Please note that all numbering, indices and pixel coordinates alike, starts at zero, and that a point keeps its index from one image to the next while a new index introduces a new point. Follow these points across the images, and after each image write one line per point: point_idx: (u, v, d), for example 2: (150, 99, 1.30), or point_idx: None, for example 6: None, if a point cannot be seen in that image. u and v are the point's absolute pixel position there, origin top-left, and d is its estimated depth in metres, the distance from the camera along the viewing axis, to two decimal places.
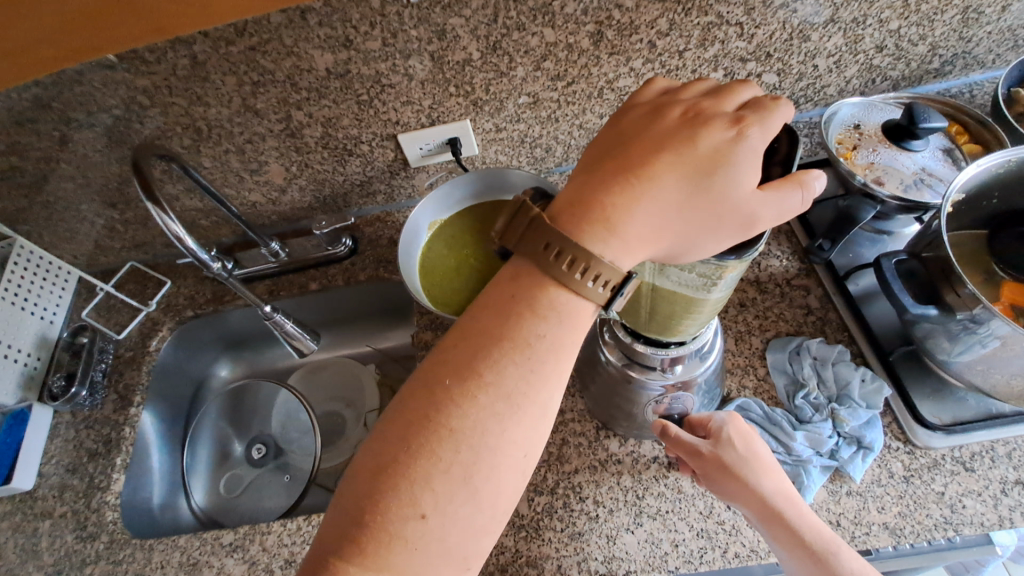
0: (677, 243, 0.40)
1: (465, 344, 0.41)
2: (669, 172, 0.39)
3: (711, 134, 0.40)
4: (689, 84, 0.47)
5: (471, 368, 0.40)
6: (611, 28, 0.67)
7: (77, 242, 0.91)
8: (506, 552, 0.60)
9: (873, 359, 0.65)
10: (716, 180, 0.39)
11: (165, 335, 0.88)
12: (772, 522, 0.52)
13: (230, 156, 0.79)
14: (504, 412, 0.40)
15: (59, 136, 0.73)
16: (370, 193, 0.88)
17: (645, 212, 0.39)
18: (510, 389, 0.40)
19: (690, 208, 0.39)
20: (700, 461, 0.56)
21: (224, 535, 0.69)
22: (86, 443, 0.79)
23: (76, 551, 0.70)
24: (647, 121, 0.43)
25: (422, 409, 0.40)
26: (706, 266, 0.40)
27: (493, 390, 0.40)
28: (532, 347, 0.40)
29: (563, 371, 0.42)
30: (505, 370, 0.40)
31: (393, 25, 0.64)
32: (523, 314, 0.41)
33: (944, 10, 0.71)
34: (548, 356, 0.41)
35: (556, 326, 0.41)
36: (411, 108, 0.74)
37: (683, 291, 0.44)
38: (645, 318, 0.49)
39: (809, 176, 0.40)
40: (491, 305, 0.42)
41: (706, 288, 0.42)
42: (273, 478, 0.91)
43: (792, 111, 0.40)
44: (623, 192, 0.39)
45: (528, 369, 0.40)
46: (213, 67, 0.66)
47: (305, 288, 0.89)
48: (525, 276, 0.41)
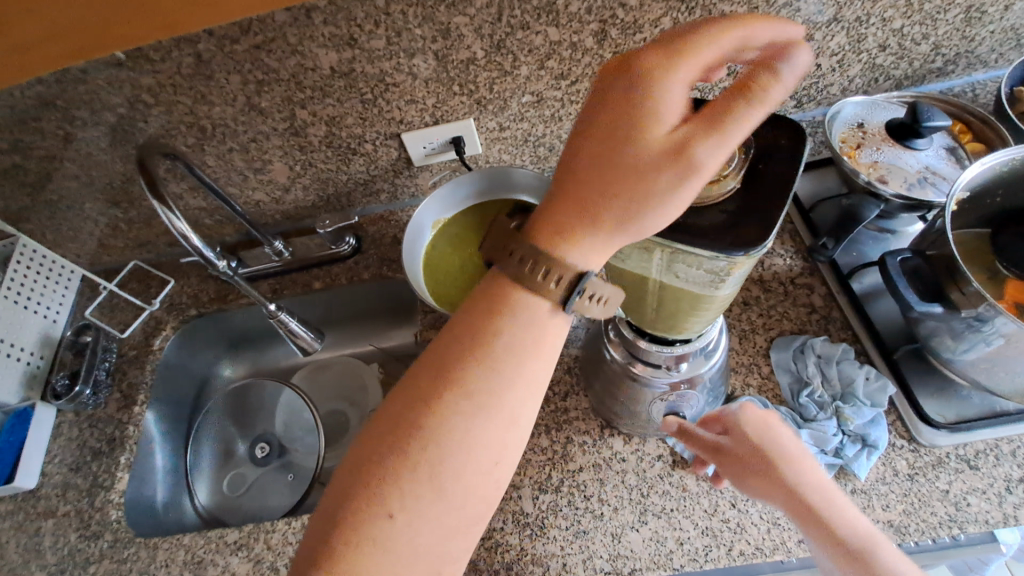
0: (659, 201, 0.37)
1: (436, 347, 0.43)
2: (618, 142, 0.38)
3: (629, 96, 0.38)
4: None
5: (440, 370, 0.42)
6: (615, 26, 0.67)
7: (80, 241, 0.91)
8: (511, 549, 0.61)
9: (877, 357, 0.65)
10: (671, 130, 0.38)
11: (168, 334, 0.89)
12: (804, 519, 0.51)
13: (234, 155, 0.79)
14: (470, 411, 0.41)
15: (64, 135, 0.74)
16: (373, 192, 0.88)
17: (614, 191, 0.38)
18: (475, 390, 0.41)
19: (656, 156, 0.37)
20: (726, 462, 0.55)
21: (229, 533, 0.69)
22: (90, 442, 0.79)
23: (80, 550, 0.70)
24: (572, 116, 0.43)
25: (397, 410, 0.42)
26: (715, 263, 0.39)
27: (458, 391, 0.41)
28: (497, 349, 0.42)
29: (532, 373, 0.43)
30: (469, 372, 0.42)
31: (397, 24, 0.64)
32: (487, 317, 0.42)
33: (948, 9, 0.71)
34: (513, 357, 0.42)
35: (517, 328, 0.42)
36: (415, 106, 0.75)
37: (690, 287, 0.43)
38: (651, 314, 0.49)
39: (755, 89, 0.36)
40: (463, 310, 0.44)
41: (714, 283, 0.42)
42: (276, 477, 0.91)
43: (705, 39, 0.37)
44: (582, 183, 0.39)
45: (495, 371, 0.42)
46: (217, 66, 0.66)
47: (309, 287, 0.89)
48: (495, 287, 0.43)
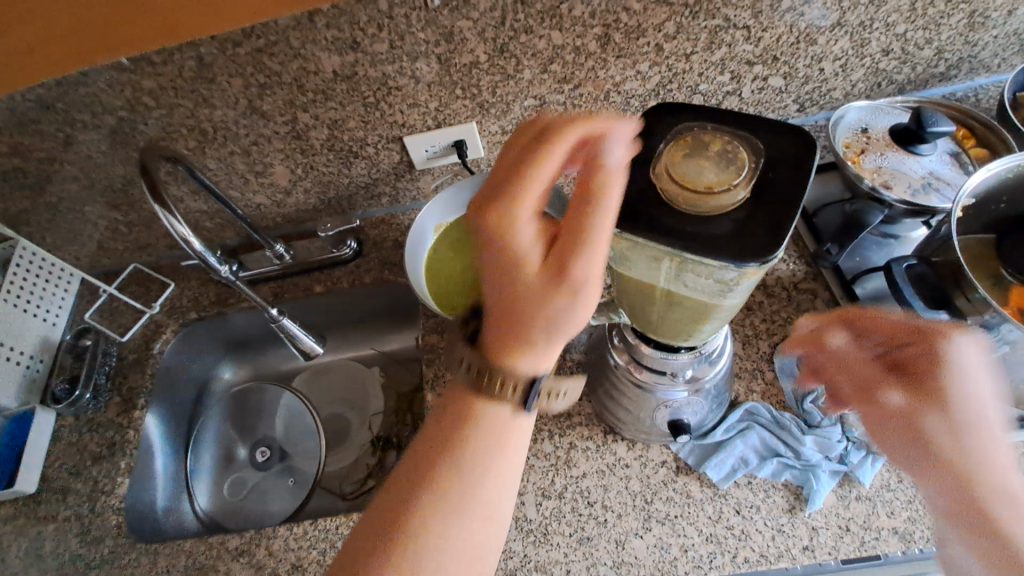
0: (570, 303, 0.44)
1: (418, 451, 0.48)
2: (512, 273, 0.44)
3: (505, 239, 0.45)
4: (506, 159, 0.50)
5: (422, 472, 0.47)
6: (619, 30, 0.67)
7: (79, 244, 0.90)
8: (515, 556, 0.60)
9: None
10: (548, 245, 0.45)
11: (168, 337, 0.88)
12: (909, 448, 0.49)
13: (235, 158, 0.78)
14: (450, 508, 0.46)
15: (64, 137, 0.73)
16: (375, 196, 0.88)
17: (532, 310, 0.44)
18: (454, 489, 0.46)
19: (549, 272, 0.43)
20: (842, 374, 0.53)
21: (230, 539, 0.68)
22: (90, 446, 0.79)
23: (81, 555, 0.71)
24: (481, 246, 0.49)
25: (387, 511, 0.46)
26: (725, 273, 0.39)
27: (438, 490, 0.46)
28: (471, 451, 0.47)
29: (503, 469, 0.48)
30: (447, 472, 0.47)
31: (400, 28, 0.64)
32: (460, 424, 0.48)
33: (951, 14, 0.71)
34: (485, 457, 0.47)
35: (487, 431, 0.48)
36: (418, 110, 0.74)
37: (698, 297, 0.43)
38: (656, 321, 0.49)
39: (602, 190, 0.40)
40: (438, 420, 0.49)
41: (722, 293, 0.42)
42: (278, 481, 0.90)
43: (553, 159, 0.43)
44: (502, 311, 0.45)
45: (471, 468, 0.47)
46: (219, 69, 0.66)
47: (310, 291, 0.89)
48: (459, 399, 0.49)
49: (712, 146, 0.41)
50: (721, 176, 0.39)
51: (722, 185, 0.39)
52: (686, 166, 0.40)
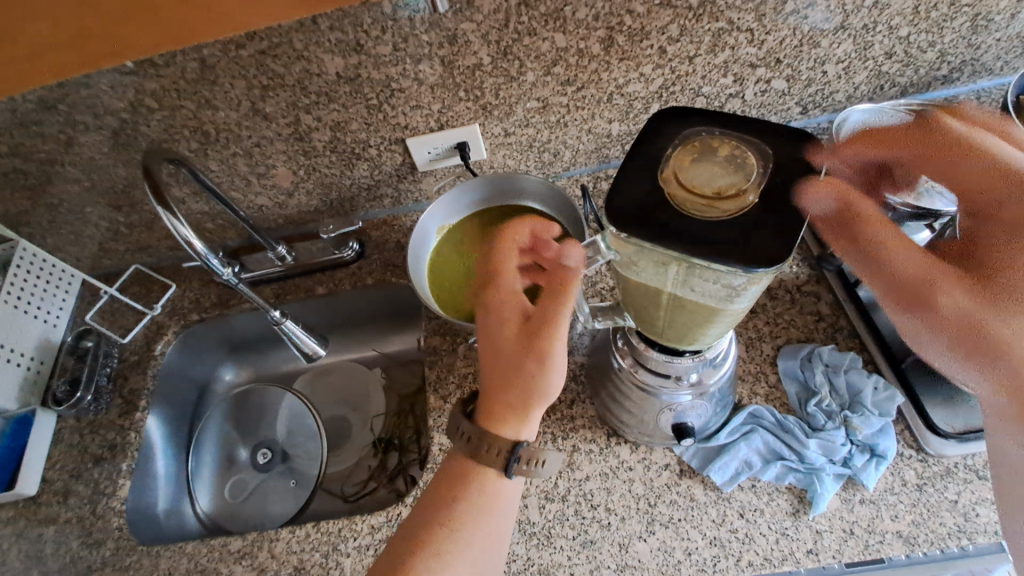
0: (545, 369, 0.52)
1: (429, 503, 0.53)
2: (496, 356, 0.53)
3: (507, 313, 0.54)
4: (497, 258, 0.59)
5: (433, 522, 0.51)
6: (622, 33, 0.67)
7: (80, 244, 0.90)
8: (518, 559, 0.60)
9: (884, 365, 0.65)
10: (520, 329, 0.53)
11: (169, 339, 0.88)
12: (928, 279, 0.49)
13: (237, 159, 0.78)
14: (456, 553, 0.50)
15: (65, 139, 0.73)
16: (377, 197, 0.88)
17: (522, 375, 0.52)
18: (461, 536, 0.51)
19: (525, 347, 0.52)
20: (860, 201, 0.48)
21: (232, 542, 0.68)
22: (91, 448, 0.79)
23: (82, 557, 0.70)
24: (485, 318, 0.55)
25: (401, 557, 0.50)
26: (733, 279, 0.40)
27: (447, 539, 0.51)
28: (477, 504, 0.52)
29: (502, 520, 0.53)
30: (456, 522, 0.51)
31: (404, 30, 0.64)
32: (467, 478, 0.53)
33: (954, 17, 0.72)
34: (490, 509, 0.52)
35: (490, 486, 0.53)
36: (421, 112, 0.74)
37: (705, 302, 0.43)
38: (663, 326, 0.49)
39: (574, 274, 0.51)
40: (446, 475, 0.54)
41: (729, 297, 0.42)
42: (278, 483, 0.90)
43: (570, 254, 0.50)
44: (499, 376, 0.52)
45: (477, 519, 0.52)
46: (222, 71, 0.66)
47: (312, 292, 0.89)
48: (459, 459, 0.53)
49: (720, 151, 0.41)
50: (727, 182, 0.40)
51: (729, 191, 0.40)
52: (693, 172, 0.40)
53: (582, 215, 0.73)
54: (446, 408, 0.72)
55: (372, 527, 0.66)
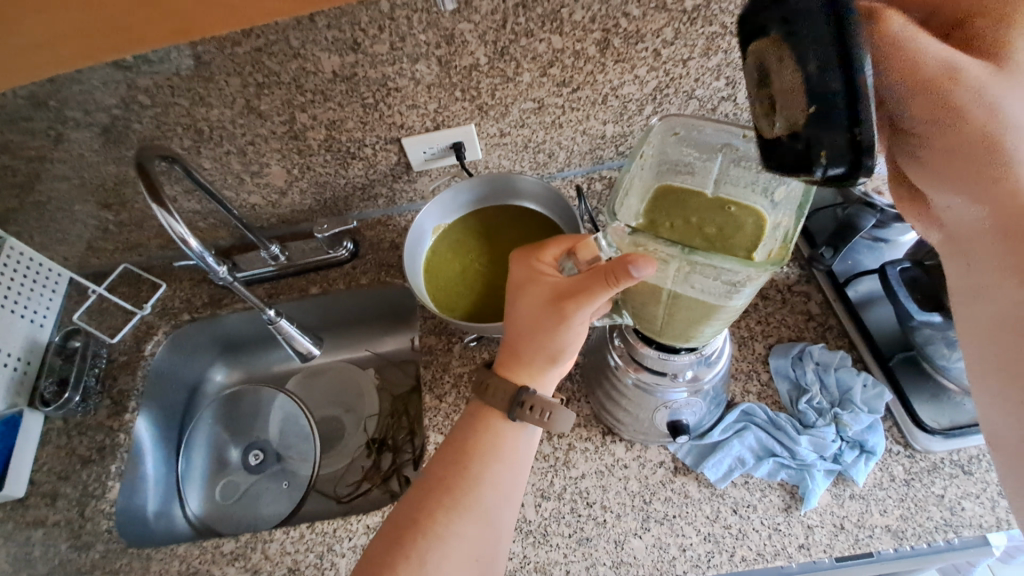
0: (553, 340, 0.52)
1: (455, 443, 0.54)
2: (520, 330, 0.54)
3: (536, 296, 0.52)
4: (549, 241, 0.55)
5: (459, 461, 0.53)
6: (618, 35, 0.68)
7: (69, 243, 0.89)
8: (514, 557, 0.61)
9: (873, 363, 0.66)
10: (548, 296, 0.52)
11: (159, 339, 0.86)
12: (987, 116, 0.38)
13: (231, 158, 0.78)
14: (483, 489, 0.52)
15: (54, 134, 0.72)
16: (371, 197, 0.88)
17: (543, 348, 0.53)
18: (483, 475, 0.52)
19: (551, 327, 0.51)
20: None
21: (224, 543, 0.67)
22: (79, 450, 0.78)
23: (70, 560, 0.69)
24: (515, 289, 0.54)
25: (424, 492, 0.52)
26: (733, 274, 0.40)
27: (471, 477, 0.52)
28: (500, 447, 0.54)
29: (522, 468, 0.55)
30: (479, 463, 0.53)
31: (401, 29, 0.64)
32: (495, 420, 0.54)
33: None
34: (513, 453, 0.54)
35: (514, 430, 0.54)
36: (417, 111, 0.74)
37: (704, 299, 0.43)
38: (662, 324, 0.50)
39: (627, 279, 0.43)
40: (471, 416, 0.56)
41: (728, 295, 0.43)
42: (270, 484, 0.89)
43: (628, 267, 0.42)
44: (521, 349, 0.54)
45: (500, 461, 0.53)
46: (217, 67, 0.66)
47: (305, 292, 0.89)
48: (478, 403, 0.56)
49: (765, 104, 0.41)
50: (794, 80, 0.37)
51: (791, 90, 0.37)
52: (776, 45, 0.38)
53: (577, 215, 0.73)
54: (441, 408, 0.72)
55: (367, 527, 0.66)
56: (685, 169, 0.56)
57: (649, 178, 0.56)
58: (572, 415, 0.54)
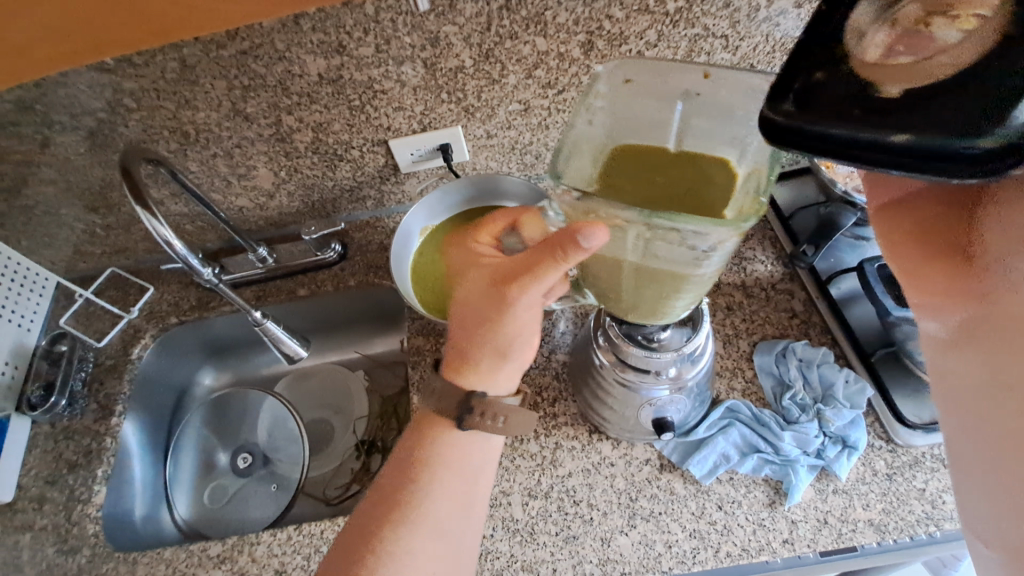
0: (496, 329, 0.53)
1: (405, 456, 0.54)
2: (470, 317, 0.54)
3: (485, 278, 0.54)
4: (494, 226, 0.59)
5: (410, 474, 0.53)
6: (601, 38, 0.68)
7: (56, 248, 0.88)
8: (501, 556, 0.61)
9: (855, 360, 0.67)
10: (487, 276, 0.54)
11: (147, 342, 0.86)
12: None
13: (218, 161, 0.78)
14: (435, 503, 0.52)
15: (41, 139, 0.72)
16: (359, 199, 0.88)
17: (494, 336, 0.53)
18: (435, 487, 0.52)
19: (501, 311, 0.52)
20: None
21: (212, 546, 0.67)
22: (66, 454, 0.77)
23: (56, 565, 0.69)
24: (465, 274, 0.56)
25: (377, 508, 0.52)
26: (701, 238, 0.39)
27: (422, 492, 0.52)
28: (452, 458, 0.54)
29: (477, 477, 0.55)
30: (430, 476, 0.53)
31: (386, 32, 0.64)
32: (445, 430, 0.54)
33: None
34: (465, 462, 0.54)
35: (466, 440, 0.54)
36: (403, 114, 0.75)
37: (672, 267, 0.43)
38: (630, 296, 0.49)
39: (581, 246, 0.43)
40: (422, 426, 0.56)
41: (696, 261, 0.42)
42: (259, 488, 0.89)
43: (582, 234, 0.42)
44: (472, 340, 0.54)
45: (452, 473, 0.53)
46: (202, 71, 0.66)
47: (293, 294, 0.88)
48: (429, 415, 0.55)
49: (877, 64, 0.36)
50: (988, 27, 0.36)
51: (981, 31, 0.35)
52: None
53: None
54: None
55: None
56: (638, 125, 0.56)
57: (598, 134, 0.55)
58: (530, 416, 0.55)
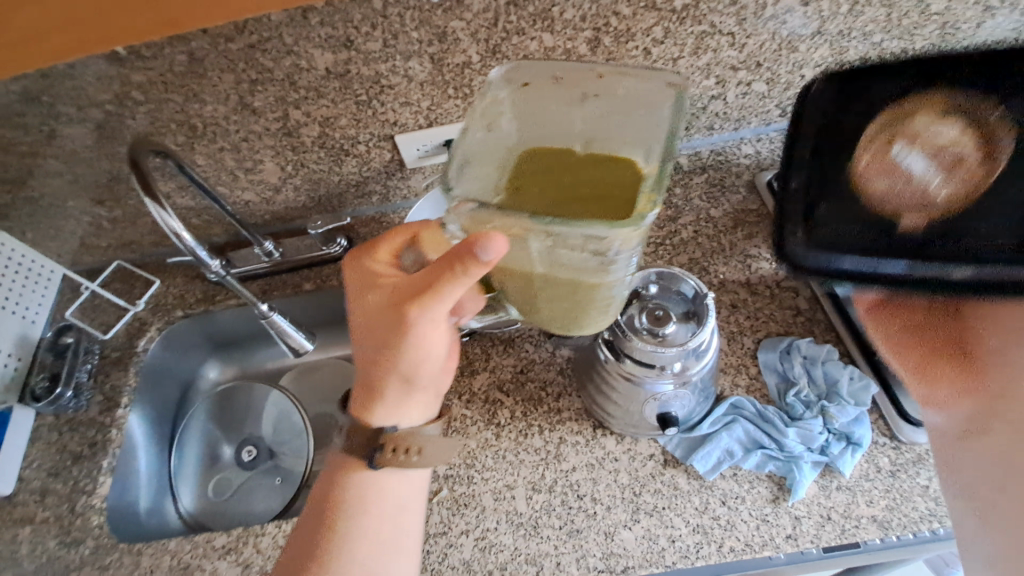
0: (401, 358, 0.53)
1: (318, 506, 0.55)
2: (374, 345, 0.54)
3: (381, 302, 0.53)
4: (385, 237, 0.56)
5: (325, 524, 0.54)
6: (608, 34, 0.68)
7: (62, 240, 0.89)
8: (505, 549, 0.61)
9: (859, 356, 0.67)
10: (389, 301, 0.52)
11: (152, 335, 0.86)
12: None
13: (224, 155, 0.78)
14: (350, 547, 0.53)
15: (49, 131, 0.73)
16: (365, 194, 0.88)
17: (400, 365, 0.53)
18: (349, 532, 0.54)
19: (402, 337, 0.52)
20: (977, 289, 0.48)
21: (216, 537, 0.67)
22: (71, 446, 0.78)
23: (58, 557, 0.69)
24: (360, 295, 0.54)
25: (298, 559, 0.54)
26: (598, 241, 0.39)
27: (337, 539, 0.53)
28: (364, 501, 0.54)
29: (393, 513, 0.56)
30: (342, 523, 0.54)
31: (394, 26, 0.65)
32: (352, 474, 0.55)
33: (923, 25, 0.73)
34: (377, 502, 0.55)
35: (375, 482, 0.55)
36: (410, 109, 0.75)
37: (577, 270, 0.43)
38: (547, 302, 0.48)
39: (481, 261, 0.42)
40: (332, 474, 0.56)
41: (601, 265, 0.42)
42: (263, 481, 0.89)
43: (479, 250, 0.41)
44: (379, 371, 0.54)
45: (364, 516, 0.54)
46: (210, 64, 0.66)
47: (299, 288, 0.89)
48: (340, 460, 0.56)
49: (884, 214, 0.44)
50: (950, 180, 0.44)
51: (961, 191, 0.43)
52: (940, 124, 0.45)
53: None
54: None
55: None
56: (548, 125, 0.53)
57: (508, 138, 0.52)
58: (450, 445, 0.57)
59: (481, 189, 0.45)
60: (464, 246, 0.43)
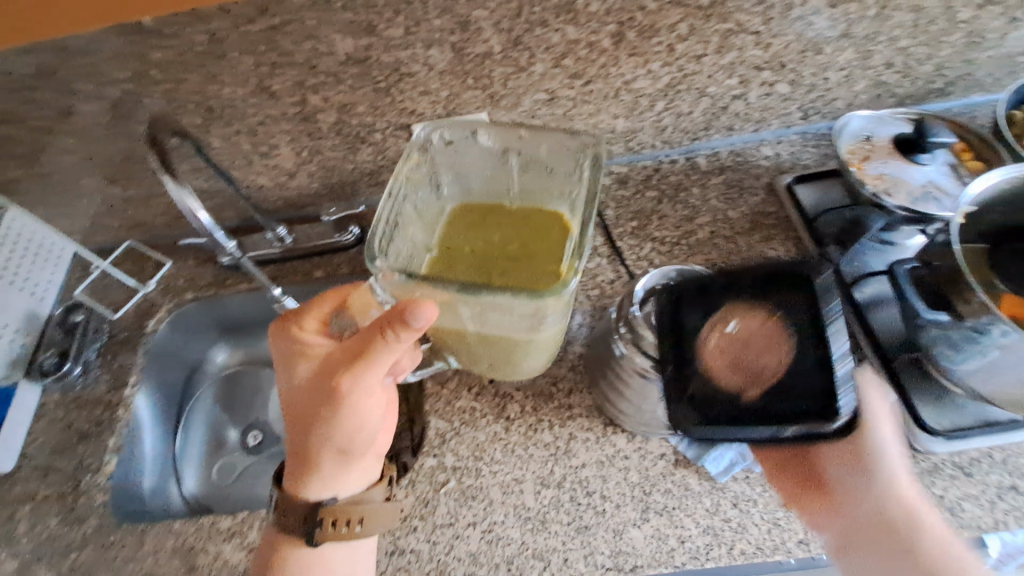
0: (335, 430, 0.55)
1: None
2: (307, 418, 0.55)
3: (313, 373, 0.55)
4: (313, 307, 0.58)
5: None
6: (633, 28, 0.68)
7: (73, 218, 0.88)
8: (512, 544, 0.61)
9: (876, 363, 0.66)
10: (320, 371, 0.54)
11: (161, 316, 0.86)
12: None
13: (240, 138, 0.78)
14: None
15: (64, 107, 0.72)
16: (379, 183, 0.87)
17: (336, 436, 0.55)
18: None
19: (334, 411, 0.54)
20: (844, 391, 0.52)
21: (222, 520, 0.67)
22: (76, 424, 0.77)
23: (60, 535, 0.69)
24: (292, 368, 0.56)
25: None
26: (525, 307, 0.45)
27: None
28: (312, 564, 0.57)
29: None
30: None
31: (417, 14, 0.64)
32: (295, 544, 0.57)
33: (950, 32, 0.72)
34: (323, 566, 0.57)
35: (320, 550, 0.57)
36: (428, 98, 0.74)
37: (509, 329, 0.49)
38: (486, 354, 0.55)
39: (412, 327, 0.45)
40: (273, 548, 0.58)
41: (534, 324, 0.48)
42: (268, 466, 0.89)
43: (410, 318, 0.44)
44: (314, 441, 0.56)
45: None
46: (230, 45, 0.65)
47: (310, 275, 0.88)
48: (280, 538, 0.58)
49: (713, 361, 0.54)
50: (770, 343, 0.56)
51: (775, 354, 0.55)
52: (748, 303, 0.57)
53: None
54: (443, 394, 0.70)
55: None
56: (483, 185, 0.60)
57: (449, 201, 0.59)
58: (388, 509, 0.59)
59: (412, 249, 0.53)
60: (394, 317, 0.46)
